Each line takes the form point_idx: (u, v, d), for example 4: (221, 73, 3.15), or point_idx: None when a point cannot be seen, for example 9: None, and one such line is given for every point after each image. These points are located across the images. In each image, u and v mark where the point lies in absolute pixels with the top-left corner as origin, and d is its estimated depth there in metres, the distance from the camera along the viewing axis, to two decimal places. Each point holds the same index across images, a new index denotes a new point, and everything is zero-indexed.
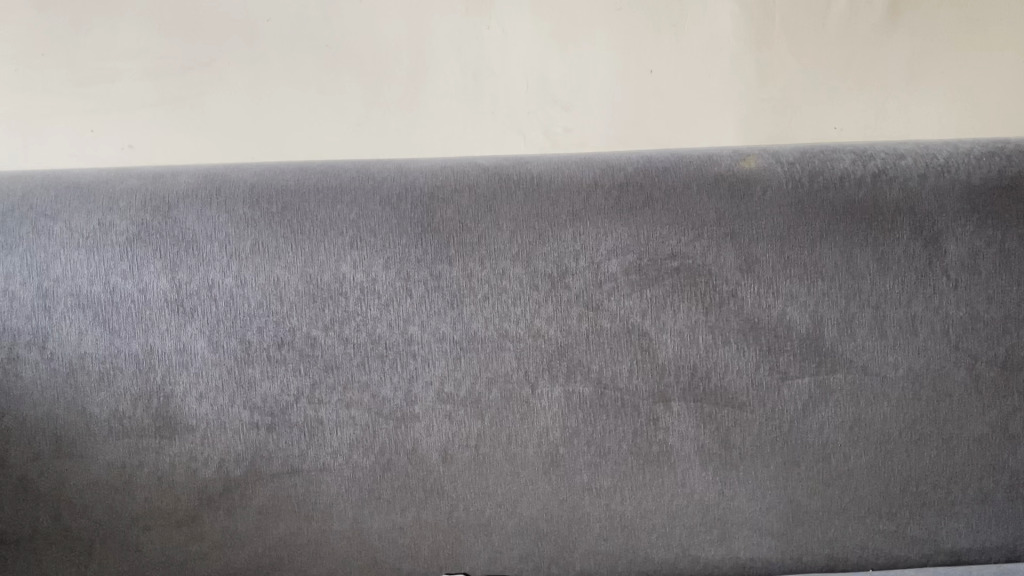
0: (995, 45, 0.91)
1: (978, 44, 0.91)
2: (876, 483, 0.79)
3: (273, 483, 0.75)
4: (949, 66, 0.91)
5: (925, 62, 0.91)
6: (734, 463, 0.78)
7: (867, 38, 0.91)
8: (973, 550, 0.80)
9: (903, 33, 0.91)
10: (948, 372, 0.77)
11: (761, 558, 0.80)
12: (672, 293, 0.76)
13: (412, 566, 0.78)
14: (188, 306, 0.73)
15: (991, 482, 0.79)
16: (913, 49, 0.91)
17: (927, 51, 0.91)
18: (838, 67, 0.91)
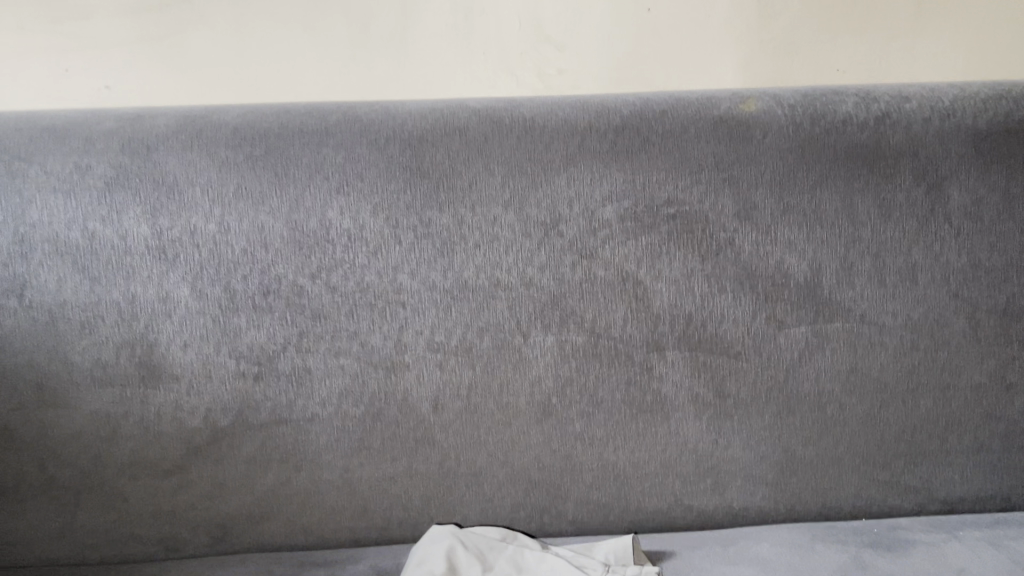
0: None
1: None
2: (872, 432, 0.78)
3: (262, 433, 0.74)
4: (955, 5, 0.88)
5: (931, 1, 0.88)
6: (729, 413, 0.77)
7: None
8: (967, 499, 0.80)
9: None
10: (947, 321, 0.76)
11: (753, 506, 0.80)
12: (668, 241, 0.74)
13: (403, 516, 0.77)
14: (170, 254, 0.71)
15: (987, 431, 0.78)
16: None
17: None
18: (842, 6, 0.88)
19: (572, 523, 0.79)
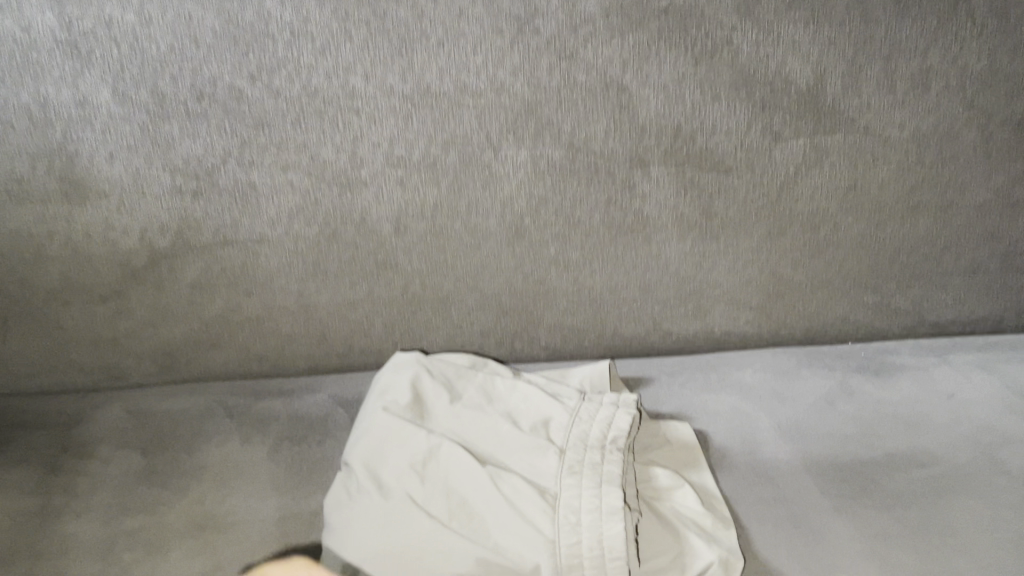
0: None
1: None
2: (864, 255, 0.73)
3: (207, 256, 0.67)
4: None
5: None
6: (715, 235, 0.71)
7: None
8: (957, 322, 0.77)
9: None
10: (959, 135, 0.69)
11: (736, 331, 0.76)
12: (658, 40, 0.63)
13: (366, 342, 0.73)
14: (83, 49, 0.60)
15: (986, 252, 0.74)
16: None
17: None
18: None
19: (545, 348, 0.76)
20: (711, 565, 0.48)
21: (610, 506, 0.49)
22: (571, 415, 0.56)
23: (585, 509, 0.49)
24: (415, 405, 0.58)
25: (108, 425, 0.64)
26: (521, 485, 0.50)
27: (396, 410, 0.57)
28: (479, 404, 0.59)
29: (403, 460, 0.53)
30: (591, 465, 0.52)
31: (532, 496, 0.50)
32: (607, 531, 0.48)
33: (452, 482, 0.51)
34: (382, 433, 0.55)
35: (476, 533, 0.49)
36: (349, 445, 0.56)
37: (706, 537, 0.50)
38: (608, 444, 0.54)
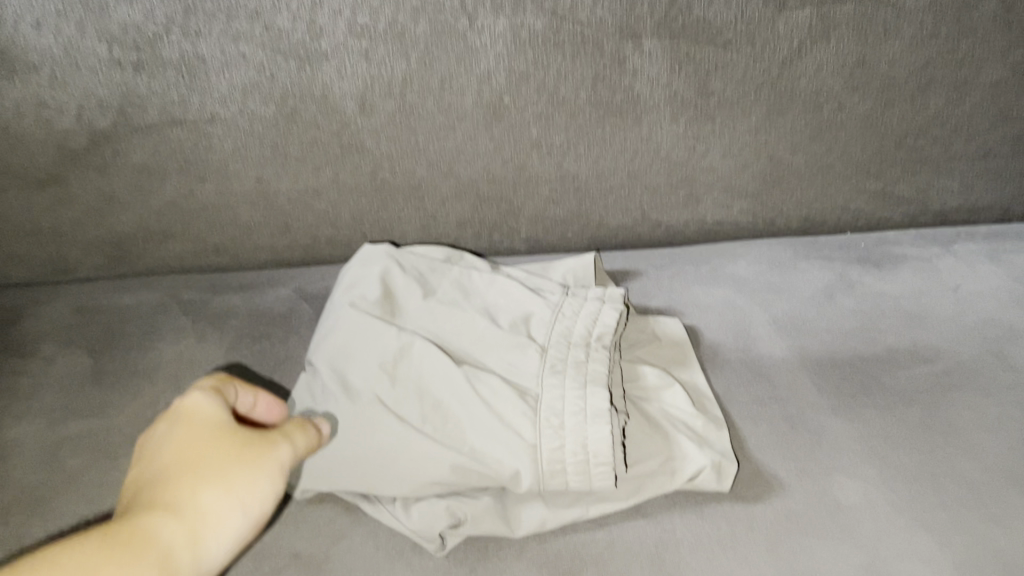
0: None
1: None
2: (868, 137, 0.68)
3: (154, 136, 0.61)
4: None
5: None
6: (710, 116, 0.65)
7: None
8: (960, 210, 0.73)
9: None
10: (979, 5, 0.62)
11: (728, 220, 0.72)
12: None
13: (334, 233, 0.68)
14: None
15: (997, 135, 0.69)
16: None
17: None
18: None
19: (525, 239, 0.71)
20: (704, 470, 0.45)
21: (595, 408, 0.45)
22: (552, 311, 0.52)
23: (567, 411, 0.45)
24: (385, 299, 0.54)
25: (54, 321, 0.60)
26: (498, 383, 0.47)
27: (364, 306, 0.53)
28: (454, 299, 0.54)
29: (371, 359, 0.49)
30: (574, 363, 0.48)
31: (510, 397, 0.46)
32: (591, 435, 0.44)
33: (424, 382, 0.48)
34: (348, 330, 0.51)
35: (451, 438, 0.45)
36: (314, 343, 0.52)
37: (697, 440, 0.47)
38: (593, 342, 0.50)
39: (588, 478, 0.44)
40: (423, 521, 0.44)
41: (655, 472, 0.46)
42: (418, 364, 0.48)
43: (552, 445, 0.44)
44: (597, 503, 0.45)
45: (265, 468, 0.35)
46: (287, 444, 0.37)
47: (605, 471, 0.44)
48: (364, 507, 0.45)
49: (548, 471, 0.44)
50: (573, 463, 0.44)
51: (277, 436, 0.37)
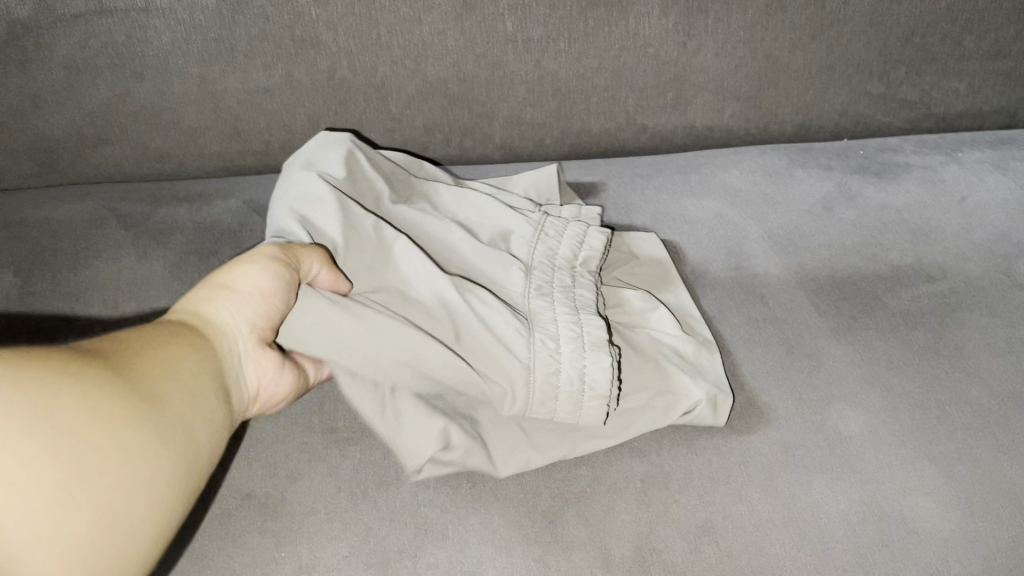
0: None
1: None
2: (873, 33, 0.62)
3: (81, 27, 0.54)
4: None
5: None
6: (703, 8, 0.60)
7: None
8: (966, 117, 0.68)
9: None
10: None
11: (719, 127, 0.66)
12: None
13: (288, 140, 0.62)
14: None
15: (1009, 33, 0.64)
16: None
17: None
18: None
19: (499, 147, 0.65)
20: (698, 405, 0.42)
21: (593, 337, 0.41)
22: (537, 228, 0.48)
23: (563, 337, 0.41)
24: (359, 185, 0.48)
25: None
26: (489, 301, 0.42)
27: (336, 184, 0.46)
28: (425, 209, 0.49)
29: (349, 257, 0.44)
30: (562, 287, 0.44)
31: (504, 313, 0.42)
32: (590, 364, 0.41)
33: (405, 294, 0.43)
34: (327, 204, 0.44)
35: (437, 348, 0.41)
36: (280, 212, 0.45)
37: (691, 374, 0.43)
38: (579, 267, 0.46)
39: (577, 413, 0.41)
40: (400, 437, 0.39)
41: (648, 407, 0.42)
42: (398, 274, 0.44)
43: (546, 370, 0.40)
44: (584, 441, 0.41)
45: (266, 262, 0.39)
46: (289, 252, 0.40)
47: (598, 403, 0.40)
48: (350, 388, 0.39)
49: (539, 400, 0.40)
50: (568, 392, 0.40)
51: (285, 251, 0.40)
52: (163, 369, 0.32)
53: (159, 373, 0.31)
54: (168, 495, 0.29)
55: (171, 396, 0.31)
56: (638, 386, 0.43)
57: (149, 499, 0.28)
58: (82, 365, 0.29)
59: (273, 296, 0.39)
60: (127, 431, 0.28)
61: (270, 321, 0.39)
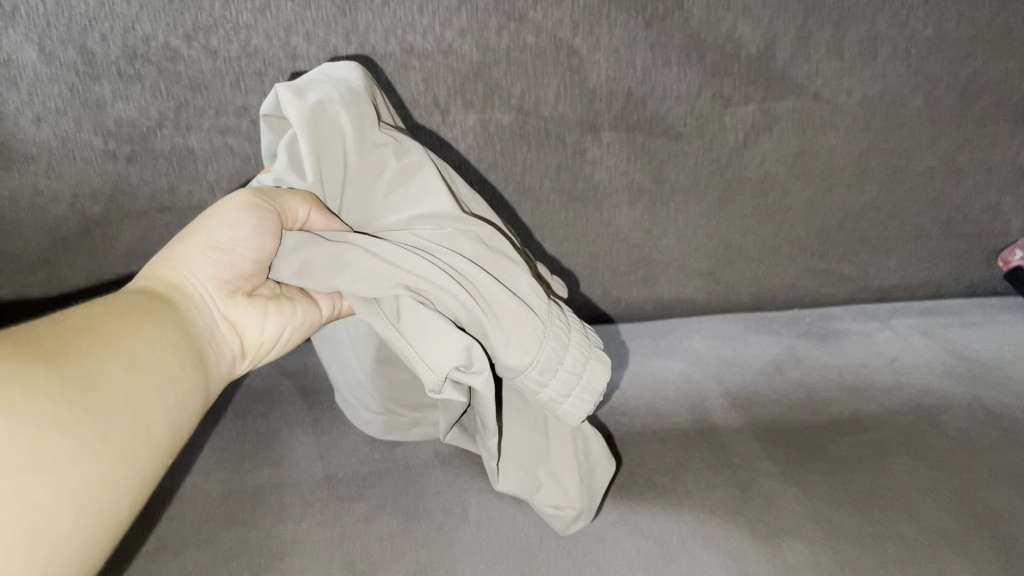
0: None
1: None
2: (812, 220, 0.74)
3: (142, 222, 0.66)
4: None
5: None
6: (665, 201, 0.71)
7: None
8: (898, 287, 0.79)
9: None
10: (903, 101, 0.69)
11: (684, 298, 0.77)
12: (609, 3, 0.61)
13: None
14: (7, 5, 0.55)
15: (929, 219, 0.75)
16: None
17: None
18: None
19: None
20: (569, 506, 0.50)
21: (593, 340, 0.51)
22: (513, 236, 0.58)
23: (571, 327, 0.50)
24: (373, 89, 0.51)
25: None
26: (509, 257, 0.50)
27: (357, 83, 0.50)
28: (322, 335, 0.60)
29: (362, 172, 0.49)
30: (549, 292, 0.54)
31: (528, 278, 0.50)
32: (592, 358, 0.49)
33: (422, 213, 0.49)
34: (348, 114, 0.48)
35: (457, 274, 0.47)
36: (294, 99, 0.48)
37: (580, 476, 0.52)
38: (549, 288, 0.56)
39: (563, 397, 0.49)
40: (422, 346, 0.44)
41: (532, 474, 0.51)
42: (417, 192, 0.50)
43: (556, 342, 0.48)
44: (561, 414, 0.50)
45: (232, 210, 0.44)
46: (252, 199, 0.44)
47: (587, 396, 0.49)
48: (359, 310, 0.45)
49: (540, 368, 0.48)
50: (565, 373, 0.48)
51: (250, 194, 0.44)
52: (108, 360, 0.35)
53: (102, 363, 0.35)
54: (129, 485, 0.34)
55: (112, 386, 0.34)
56: (565, 457, 0.52)
57: (111, 487, 0.33)
58: (53, 368, 0.32)
59: (239, 250, 0.44)
60: (89, 428, 0.32)
61: (237, 275, 0.45)
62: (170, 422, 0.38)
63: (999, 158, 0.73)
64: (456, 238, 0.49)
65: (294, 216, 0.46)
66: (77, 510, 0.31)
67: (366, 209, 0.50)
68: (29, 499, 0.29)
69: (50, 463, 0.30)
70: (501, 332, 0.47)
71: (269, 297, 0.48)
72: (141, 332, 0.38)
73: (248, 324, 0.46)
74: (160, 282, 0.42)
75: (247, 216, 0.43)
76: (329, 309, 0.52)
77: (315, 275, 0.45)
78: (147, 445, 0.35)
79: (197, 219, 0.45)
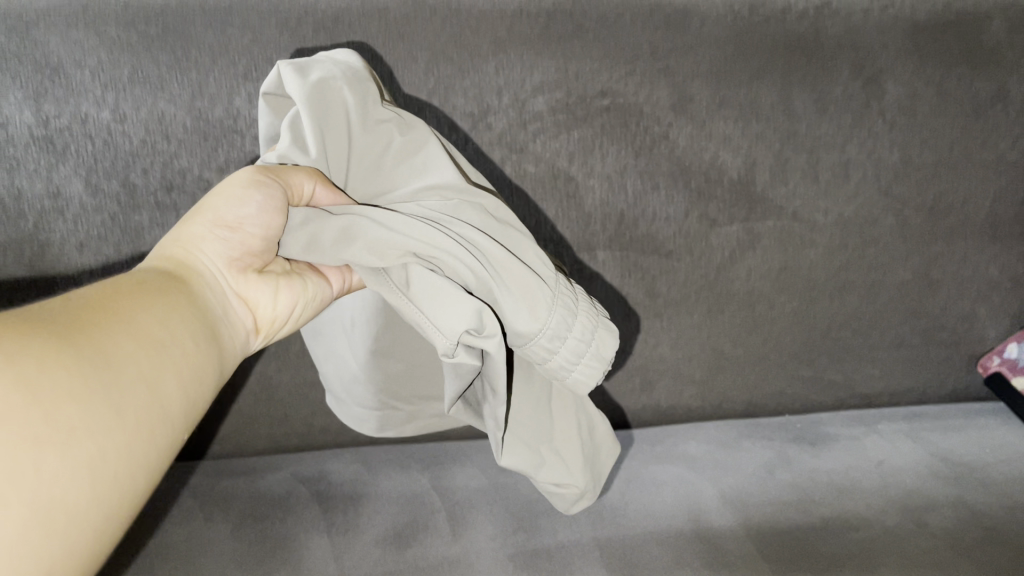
0: None
1: None
2: (797, 329, 0.78)
3: None
4: None
5: None
6: (658, 313, 0.76)
7: None
8: (884, 393, 0.83)
9: None
10: (876, 220, 0.75)
11: (681, 405, 0.81)
12: (601, 134, 0.69)
13: (325, 422, 0.75)
14: (59, 145, 0.63)
15: (909, 328, 0.79)
16: None
17: None
18: None
19: None
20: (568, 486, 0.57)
21: (602, 311, 0.52)
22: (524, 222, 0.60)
23: (580, 295, 0.51)
24: (371, 71, 0.54)
25: None
26: (515, 230, 0.53)
27: (357, 67, 0.53)
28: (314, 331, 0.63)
29: (366, 147, 0.53)
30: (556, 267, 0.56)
31: (534, 250, 0.52)
32: (602, 325, 0.50)
33: (429, 185, 0.53)
34: (350, 91, 0.51)
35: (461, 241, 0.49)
36: (296, 77, 0.50)
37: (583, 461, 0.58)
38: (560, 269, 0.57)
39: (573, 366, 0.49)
40: (432, 312, 0.47)
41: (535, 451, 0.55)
42: (422, 164, 0.54)
43: (565, 310, 0.49)
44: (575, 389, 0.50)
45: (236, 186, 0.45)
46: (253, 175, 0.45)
47: (596, 364, 0.49)
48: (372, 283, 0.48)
49: (550, 335, 0.48)
50: (575, 340, 0.49)
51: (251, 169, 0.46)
52: (122, 335, 0.35)
53: (116, 338, 0.35)
54: (145, 458, 0.34)
55: (127, 358, 0.35)
56: (565, 436, 0.57)
57: (129, 456, 0.33)
58: (69, 341, 0.32)
59: (247, 228, 0.46)
60: (106, 398, 0.32)
61: (247, 253, 0.46)
62: (183, 398, 0.38)
63: (971, 271, 0.78)
64: (460, 211, 0.51)
65: (300, 192, 0.48)
66: (93, 481, 0.31)
67: (376, 184, 0.54)
68: (47, 471, 0.29)
69: (68, 434, 0.30)
70: (508, 297, 0.48)
71: (279, 275, 0.49)
72: (153, 310, 0.39)
73: (261, 301, 0.48)
74: (171, 260, 0.44)
75: (253, 193, 0.45)
76: (339, 282, 0.54)
77: (327, 248, 0.48)
78: (161, 419, 0.36)
79: (202, 200, 0.46)
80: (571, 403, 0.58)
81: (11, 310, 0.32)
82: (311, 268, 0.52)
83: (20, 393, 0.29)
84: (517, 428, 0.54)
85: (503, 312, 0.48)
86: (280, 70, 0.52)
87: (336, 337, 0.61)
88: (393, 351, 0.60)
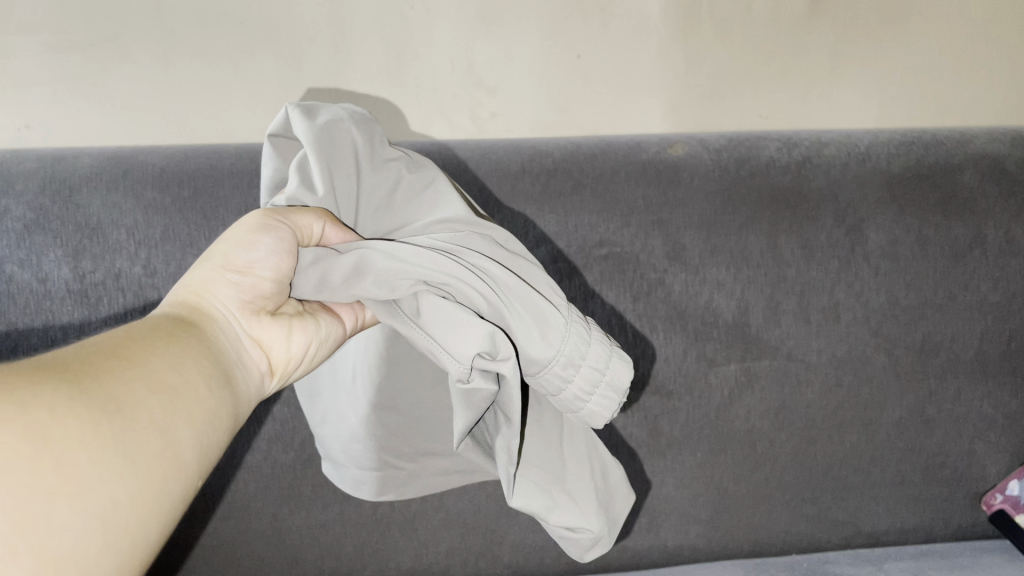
0: (931, 37, 0.88)
1: (915, 34, 0.88)
2: (799, 468, 0.80)
3: None
4: (888, 60, 0.89)
5: (859, 51, 0.88)
6: (662, 452, 0.77)
7: (804, 33, 0.86)
8: (890, 531, 0.83)
9: (846, 27, 0.86)
10: (869, 359, 0.77)
11: (687, 544, 0.82)
12: (601, 281, 0.73)
13: (335, 564, 0.76)
14: (93, 298, 0.68)
15: (909, 464, 0.81)
16: (856, 38, 0.87)
17: (870, 42, 0.87)
18: (780, 62, 0.87)
19: (507, 564, 0.79)
20: (586, 534, 0.57)
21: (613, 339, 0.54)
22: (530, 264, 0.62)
23: (591, 324, 0.53)
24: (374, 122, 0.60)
25: None
26: (525, 260, 0.55)
27: (362, 116, 0.59)
28: (312, 392, 0.64)
29: (375, 184, 0.57)
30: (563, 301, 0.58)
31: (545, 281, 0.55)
32: (615, 353, 0.52)
33: (439, 220, 0.56)
34: (358, 131, 0.57)
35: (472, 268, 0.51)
36: (305, 121, 0.56)
37: (597, 503, 0.58)
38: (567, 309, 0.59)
39: (588, 395, 0.51)
40: (447, 339, 0.48)
41: (548, 494, 0.55)
42: (431, 200, 0.58)
43: (578, 338, 0.51)
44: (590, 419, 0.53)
45: (242, 233, 0.47)
46: (259, 221, 0.47)
47: (611, 395, 0.51)
48: (384, 315, 0.50)
49: (564, 362, 0.51)
50: (589, 369, 0.51)
51: (257, 217, 0.48)
52: (135, 381, 0.34)
53: (128, 384, 0.34)
54: (161, 507, 0.33)
55: (138, 405, 0.33)
56: (579, 485, 0.58)
57: (145, 504, 0.32)
58: (80, 386, 0.31)
59: (258, 272, 0.47)
60: (121, 445, 0.31)
61: (258, 296, 0.48)
62: (200, 446, 0.37)
63: (966, 408, 0.80)
64: (471, 238, 0.54)
65: (309, 233, 0.50)
66: (106, 533, 0.29)
67: (386, 222, 0.57)
68: (58, 522, 0.27)
69: (80, 481, 0.29)
70: (523, 325, 0.51)
71: (292, 317, 0.51)
72: (167, 358, 0.38)
73: (275, 342, 0.49)
74: (184, 304, 0.45)
75: (261, 238, 0.46)
76: (352, 319, 0.57)
77: (338, 285, 0.50)
78: (178, 464, 0.34)
79: (211, 247, 0.48)
80: (582, 446, 0.59)
81: (19, 359, 0.31)
82: (323, 308, 0.55)
83: (30, 440, 0.27)
84: (527, 471, 0.55)
85: (518, 339, 0.50)
86: (291, 116, 0.58)
87: (336, 395, 0.63)
88: (393, 404, 0.61)
